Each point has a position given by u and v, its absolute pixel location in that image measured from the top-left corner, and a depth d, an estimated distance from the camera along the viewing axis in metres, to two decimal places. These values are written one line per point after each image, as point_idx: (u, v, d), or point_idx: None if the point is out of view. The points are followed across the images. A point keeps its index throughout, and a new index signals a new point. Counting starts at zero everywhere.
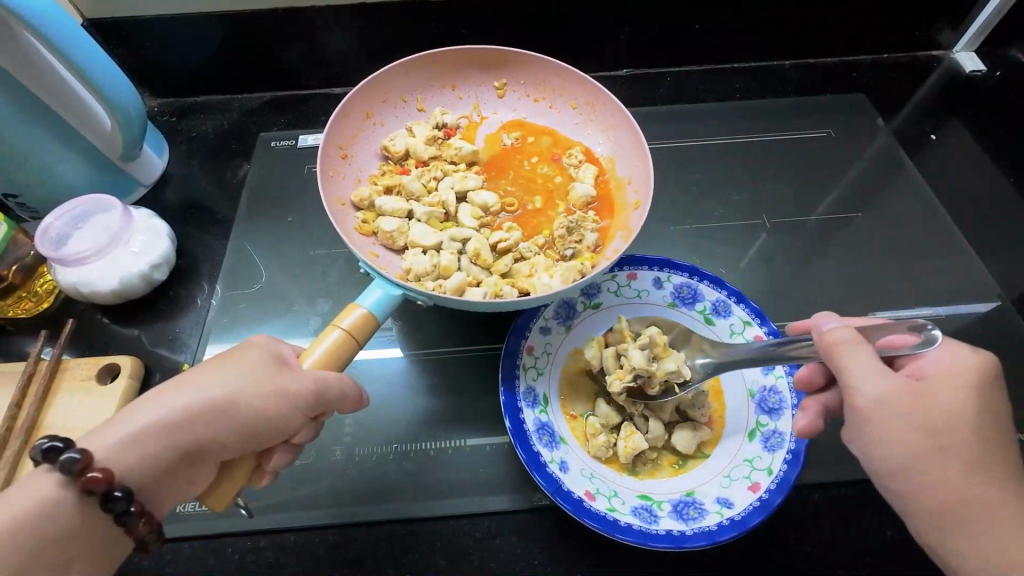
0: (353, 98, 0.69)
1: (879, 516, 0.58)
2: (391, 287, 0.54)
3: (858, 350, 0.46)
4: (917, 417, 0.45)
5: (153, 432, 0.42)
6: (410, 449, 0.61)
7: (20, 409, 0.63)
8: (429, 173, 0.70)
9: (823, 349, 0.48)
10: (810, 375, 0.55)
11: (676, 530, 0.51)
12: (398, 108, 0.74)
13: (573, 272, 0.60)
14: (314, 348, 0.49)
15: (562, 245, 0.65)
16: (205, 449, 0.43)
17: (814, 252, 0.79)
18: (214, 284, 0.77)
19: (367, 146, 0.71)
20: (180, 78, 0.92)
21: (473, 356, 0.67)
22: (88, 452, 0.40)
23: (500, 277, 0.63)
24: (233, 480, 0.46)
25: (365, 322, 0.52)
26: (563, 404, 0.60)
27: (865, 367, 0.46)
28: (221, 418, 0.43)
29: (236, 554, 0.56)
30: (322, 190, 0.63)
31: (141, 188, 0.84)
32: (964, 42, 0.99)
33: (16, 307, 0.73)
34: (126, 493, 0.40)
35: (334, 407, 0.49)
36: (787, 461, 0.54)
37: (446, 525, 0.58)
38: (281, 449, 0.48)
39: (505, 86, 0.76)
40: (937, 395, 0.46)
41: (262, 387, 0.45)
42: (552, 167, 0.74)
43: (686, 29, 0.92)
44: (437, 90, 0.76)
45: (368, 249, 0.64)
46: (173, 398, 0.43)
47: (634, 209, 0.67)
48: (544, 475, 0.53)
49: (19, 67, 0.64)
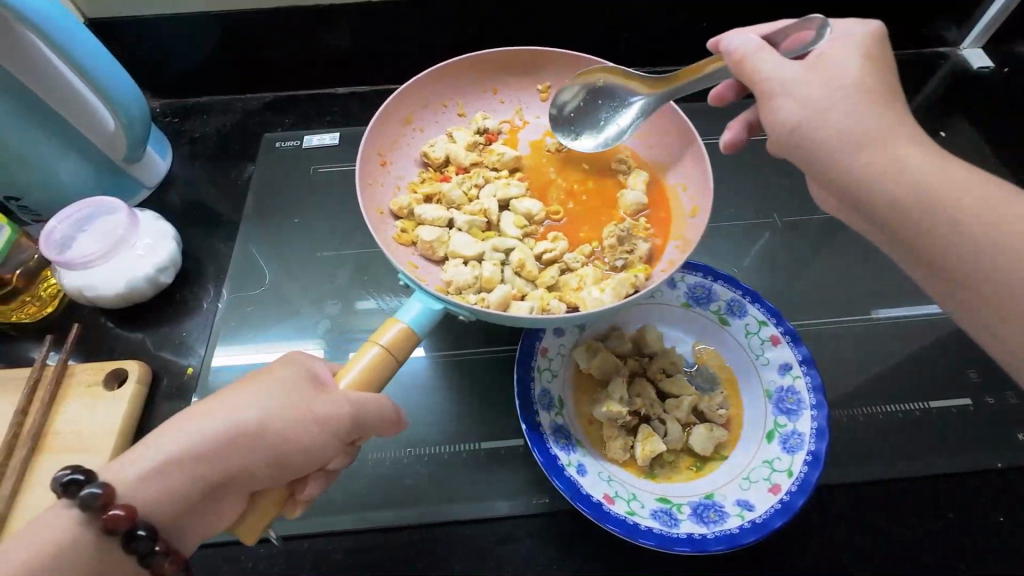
0: (392, 103, 0.68)
1: (895, 515, 0.58)
2: (429, 299, 0.52)
3: (767, 53, 0.47)
4: (838, 89, 0.45)
5: (183, 461, 0.41)
6: (424, 453, 0.61)
7: (27, 416, 0.62)
8: (470, 181, 0.69)
9: (740, 63, 0.48)
10: (723, 92, 0.60)
11: (697, 534, 0.50)
12: (439, 112, 0.73)
13: (624, 285, 0.57)
14: (351, 367, 0.47)
15: (613, 256, 0.62)
16: (234, 477, 0.42)
17: (824, 249, 0.78)
18: (220, 286, 0.76)
19: (408, 152, 0.71)
20: (181, 78, 0.91)
21: (485, 359, 0.67)
22: (109, 486, 0.39)
23: (546, 290, 0.61)
24: (265, 509, 0.45)
25: (404, 339, 0.50)
26: (577, 407, 0.59)
27: (774, 67, 0.46)
28: (252, 446, 0.42)
29: (249, 560, 0.56)
30: (362, 198, 0.62)
31: (145, 190, 0.83)
32: (972, 38, 0.98)
33: (19, 312, 0.72)
34: (150, 532, 0.39)
35: (370, 432, 0.47)
36: (807, 463, 0.53)
37: (462, 530, 0.57)
38: (315, 477, 0.47)
39: (548, 89, 0.74)
40: (830, 65, 0.46)
41: (295, 412, 0.44)
42: (601, 171, 0.70)
43: (692, 27, 0.91)
44: (477, 95, 0.75)
45: (407, 260, 0.63)
46: (201, 421, 0.42)
47: (690, 216, 0.63)
48: (562, 478, 0.52)
49: (21, 68, 0.63)
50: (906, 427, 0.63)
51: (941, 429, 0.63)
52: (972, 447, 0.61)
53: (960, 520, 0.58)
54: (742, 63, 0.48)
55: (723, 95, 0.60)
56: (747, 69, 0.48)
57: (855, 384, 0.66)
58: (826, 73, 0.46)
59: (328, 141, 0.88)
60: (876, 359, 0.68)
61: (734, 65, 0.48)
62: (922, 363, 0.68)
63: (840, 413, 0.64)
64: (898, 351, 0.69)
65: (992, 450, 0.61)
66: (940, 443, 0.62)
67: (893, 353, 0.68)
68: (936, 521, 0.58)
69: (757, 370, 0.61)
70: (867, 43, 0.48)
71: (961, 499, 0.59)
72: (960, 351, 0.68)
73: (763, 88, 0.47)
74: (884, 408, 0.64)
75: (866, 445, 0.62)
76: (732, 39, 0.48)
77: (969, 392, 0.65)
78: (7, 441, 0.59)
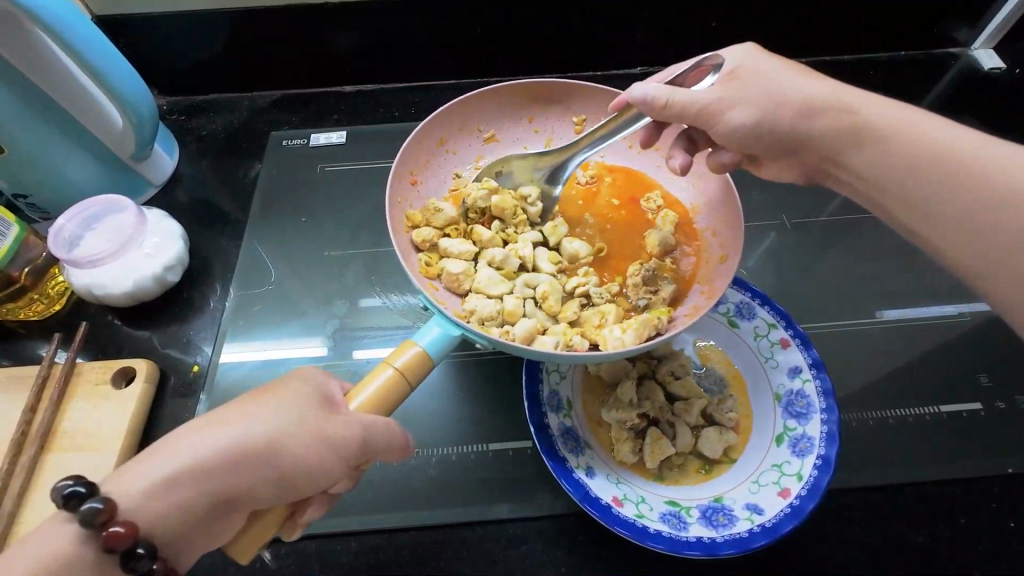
0: (428, 125, 0.68)
1: (905, 520, 0.58)
2: (448, 325, 0.52)
3: (676, 90, 0.54)
4: (779, 81, 0.53)
5: (188, 475, 0.40)
6: (432, 454, 0.61)
7: (34, 415, 0.62)
8: (514, 222, 0.67)
9: (659, 108, 0.54)
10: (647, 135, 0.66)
11: (707, 537, 0.50)
12: (472, 138, 0.72)
13: (647, 326, 0.55)
14: (364, 387, 0.48)
15: (636, 294, 0.62)
16: (237, 495, 0.41)
17: (833, 250, 0.78)
18: (227, 286, 0.76)
19: (438, 175, 0.70)
20: (189, 76, 0.91)
21: (494, 361, 0.67)
22: (111, 501, 0.38)
23: (568, 326, 0.59)
24: (264, 530, 0.44)
25: (419, 362, 0.50)
26: (586, 408, 0.59)
27: (690, 97, 0.54)
28: (259, 463, 0.42)
29: (257, 562, 0.55)
30: (390, 216, 0.62)
31: (153, 189, 0.83)
32: (982, 39, 0.98)
33: (27, 310, 0.72)
34: (149, 550, 0.38)
35: (379, 455, 0.47)
36: (817, 467, 0.53)
37: (471, 532, 0.57)
38: (317, 501, 0.46)
39: (584, 122, 0.72)
40: (742, 72, 0.54)
41: (305, 431, 0.43)
42: (631, 209, 0.70)
43: (701, 26, 0.90)
44: (513, 122, 0.73)
45: (428, 282, 0.62)
46: (206, 437, 0.42)
47: (718, 263, 0.61)
48: (571, 480, 0.52)
49: (29, 66, 0.63)
50: (917, 432, 0.63)
51: (951, 433, 0.62)
52: (984, 451, 0.61)
53: (971, 525, 0.57)
54: (662, 106, 0.54)
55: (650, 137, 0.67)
56: (668, 108, 0.54)
57: (861, 387, 0.66)
58: (749, 77, 0.54)
59: (335, 140, 0.88)
60: (884, 362, 0.68)
61: (655, 112, 0.55)
62: (931, 366, 0.67)
63: (848, 416, 0.64)
64: (907, 353, 0.68)
65: (1003, 454, 0.61)
66: (950, 447, 0.61)
67: (901, 356, 0.68)
68: (946, 525, 0.57)
69: (767, 374, 0.60)
70: (743, 53, 0.55)
71: (972, 503, 0.59)
72: (969, 354, 0.68)
73: (708, 107, 0.54)
74: (893, 412, 0.64)
75: (875, 448, 0.62)
76: (645, 88, 0.54)
77: (980, 396, 0.65)
78: (15, 441, 0.59)
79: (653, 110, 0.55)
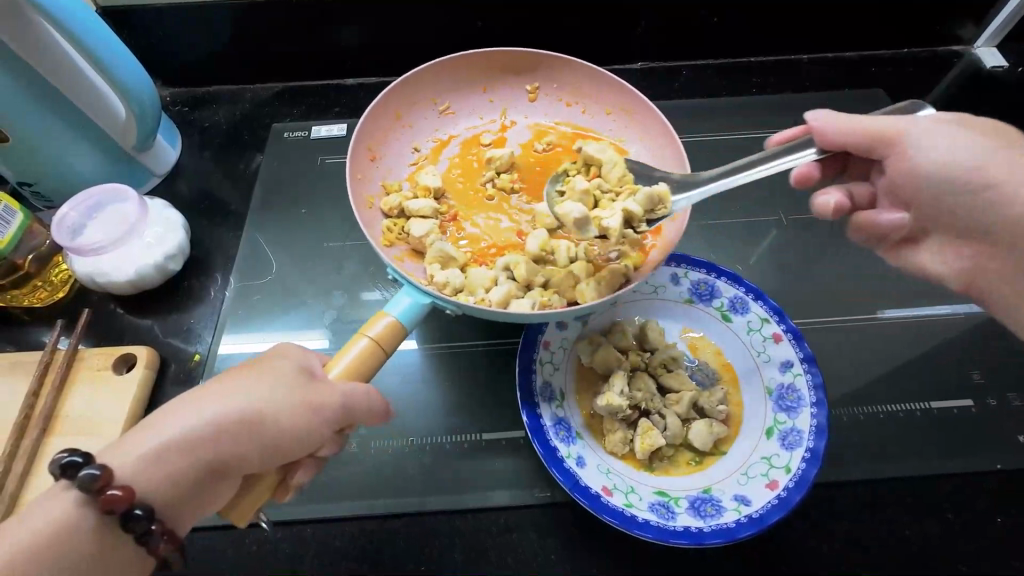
0: (384, 99, 0.69)
1: (894, 516, 0.58)
2: (419, 295, 0.54)
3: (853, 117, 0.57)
4: (993, 150, 0.55)
5: (179, 444, 0.41)
6: (426, 442, 0.61)
7: (38, 400, 0.63)
8: (616, 189, 0.62)
9: (837, 131, 0.57)
10: (807, 172, 0.63)
11: (694, 527, 0.51)
12: (427, 110, 0.73)
13: (619, 277, 0.57)
14: (340, 358, 0.49)
15: (606, 248, 0.60)
16: (232, 462, 0.42)
17: (830, 247, 0.78)
18: (227, 275, 0.77)
19: (395, 148, 0.71)
20: (192, 68, 0.92)
21: (486, 351, 0.67)
22: (108, 468, 0.39)
23: (543, 290, 0.59)
24: (257, 494, 0.45)
25: (392, 332, 0.51)
26: (578, 400, 0.60)
27: (870, 121, 0.57)
28: (244, 431, 0.42)
29: (253, 545, 0.57)
30: (351, 191, 0.63)
31: (154, 179, 0.84)
32: (985, 36, 0.97)
33: (30, 297, 0.73)
34: (146, 512, 0.40)
35: (359, 422, 0.47)
36: (805, 459, 0.54)
37: (463, 519, 0.58)
38: (306, 463, 0.47)
39: (537, 90, 0.74)
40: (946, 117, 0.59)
41: (287, 401, 0.44)
42: None
43: (703, 22, 0.91)
44: (469, 93, 0.74)
45: (396, 254, 0.63)
46: (197, 409, 0.43)
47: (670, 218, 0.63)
48: (562, 470, 0.53)
49: (40, 61, 0.65)
50: (907, 426, 0.63)
51: (941, 429, 0.63)
52: (973, 448, 0.61)
53: (957, 520, 0.58)
54: (839, 129, 0.57)
55: (806, 175, 0.63)
56: (847, 130, 0.57)
57: (854, 383, 0.66)
58: (957, 127, 0.57)
59: (336, 132, 0.89)
60: (877, 358, 0.68)
61: (826, 135, 0.57)
62: (923, 363, 0.68)
63: (840, 412, 0.64)
64: (900, 350, 0.69)
65: (992, 451, 0.61)
66: (940, 445, 0.62)
67: (894, 352, 0.68)
68: (934, 521, 0.58)
69: (758, 368, 0.61)
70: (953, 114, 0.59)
71: (961, 498, 0.59)
72: (962, 352, 0.68)
73: (886, 134, 0.57)
74: (884, 408, 0.64)
75: (865, 443, 0.62)
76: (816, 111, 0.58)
77: (972, 393, 0.65)
78: (18, 425, 0.60)
79: (829, 134, 0.57)
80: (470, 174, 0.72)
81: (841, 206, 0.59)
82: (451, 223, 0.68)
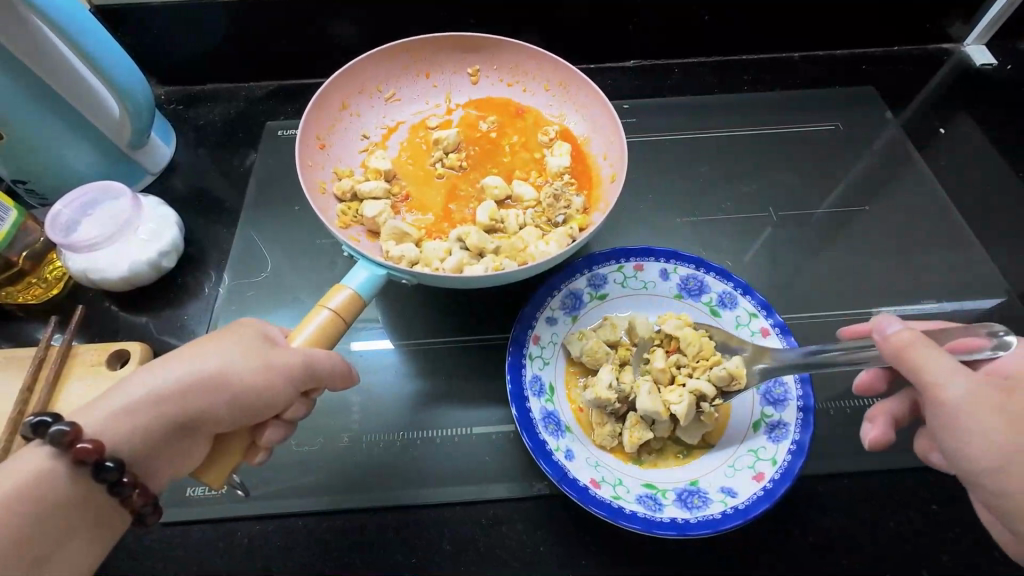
0: (329, 88, 0.72)
1: (880, 508, 0.59)
2: (375, 267, 0.56)
3: (927, 350, 0.48)
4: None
5: (144, 403, 0.44)
6: (416, 436, 0.62)
7: (31, 394, 0.63)
8: (693, 364, 0.59)
9: (896, 353, 0.49)
10: (870, 381, 0.61)
11: (681, 518, 0.52)
12: (373, 98, 0.77)
13: (565, 237, 0.64)
14: (304, 328, 0.51)
15: (553, 213, 0.68)
16: (198, 418, 0.45)
17: (819, 245, 0.79)
18: (221, 272, 0.77)
19: (345, 136, 0.74)
20: (186, 66, 0.92)
21: (475, 346, 0.68)
22: (77, 424, 0.42)
23: (494, 255, 0.64)
24: (228, 455, 0.49)
25: (352, 303, 0.54)
26: (568, 395, 0.61)
27: (940, 364, 0.47)
28: (209, 391, 0.45)
29: (244, 538, 0.57)
30: (303, 177, 0.66)
31: (149, 176, 0.84)
32: (975, 34, 0.98)
33: (24, 294, 0.73)
34: (117, 464, 0.43)
35: (325, 383, 0.51)
36: (790, 452, 0.55)
37: (453, 511, 0.59)
38: (274, 424, 0.50)
39: (478, 72, 0.79)
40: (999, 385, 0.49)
41: (250, 362, 0.47)
42: (532, 143, 0.77)
43: (694, 20, 0.91)
44: (411, 80, 0.78)
45: (352, 234, 0.67)
46: (160, 372, 0.46)
47: (609, 181, 0.70)
48: (550, 463, 0.53)
49: (36, 60, 0.65)
50: None
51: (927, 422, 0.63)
52: None
53: (942, 512, 0.59)
54: (901, 353, 0.48)
55: (871, 385, 0.61)
56: (905, 359, 0.48)
57: (843, 378, 0.67)
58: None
59: None
60: None
61: (888, 350, 0.49)
62: None
63: (829, 406, 0.65)
64: None
65: None
66: None
67: None
68: (919, 513, 0.59)
69: None
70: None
71: (946, 491, 0.60)
72: None
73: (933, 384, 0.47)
74: (870, 401, 0.65)
75: (852, 437, 0.63)
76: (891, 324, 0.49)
77: None
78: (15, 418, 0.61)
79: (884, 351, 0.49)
80: (419, 155, 0.76)
81: (886, 438, 0.54)
82: (403, 203, 0.72)
